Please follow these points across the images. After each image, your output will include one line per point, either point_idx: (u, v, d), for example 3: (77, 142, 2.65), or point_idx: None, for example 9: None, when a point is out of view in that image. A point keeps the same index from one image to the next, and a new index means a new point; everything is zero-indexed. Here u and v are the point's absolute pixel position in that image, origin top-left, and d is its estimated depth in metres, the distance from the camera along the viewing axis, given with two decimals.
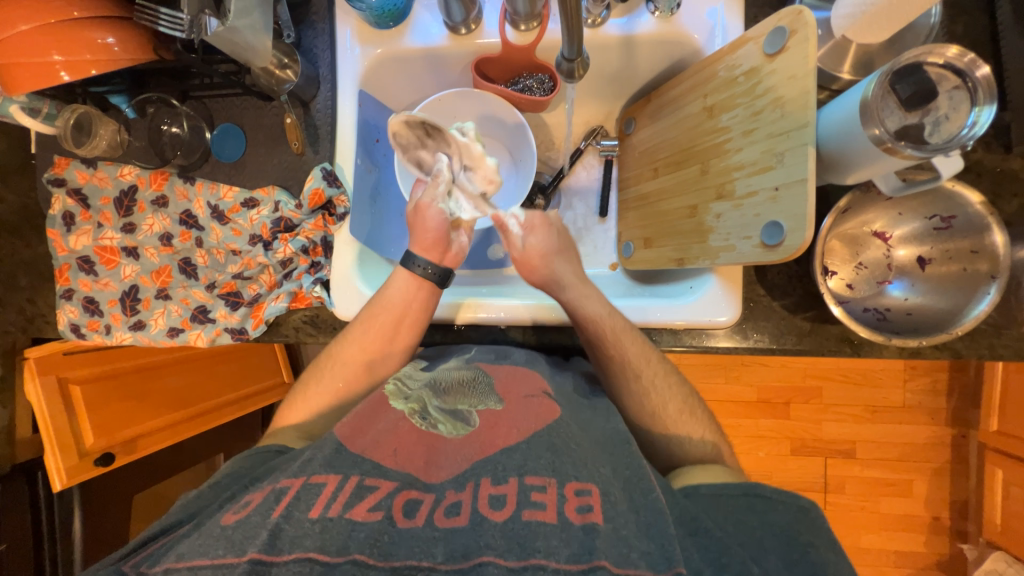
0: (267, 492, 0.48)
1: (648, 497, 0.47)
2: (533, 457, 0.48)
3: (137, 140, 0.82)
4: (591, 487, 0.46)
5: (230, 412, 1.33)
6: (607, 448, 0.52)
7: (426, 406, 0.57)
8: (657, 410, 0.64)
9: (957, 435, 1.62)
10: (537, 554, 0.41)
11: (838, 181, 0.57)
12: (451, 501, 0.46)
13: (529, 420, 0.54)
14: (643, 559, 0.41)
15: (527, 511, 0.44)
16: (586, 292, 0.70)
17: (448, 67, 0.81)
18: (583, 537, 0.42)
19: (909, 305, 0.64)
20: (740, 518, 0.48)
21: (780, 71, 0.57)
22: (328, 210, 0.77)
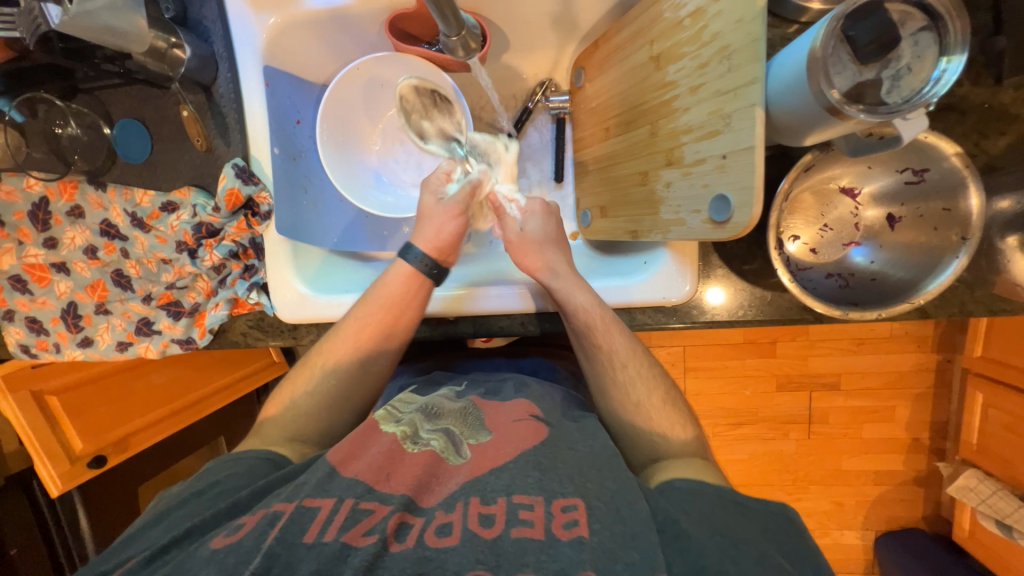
0: (260, 515, 0.46)
1: (632, 506, 0.47)
2: (520, 477, 0.49)
3: (36, 150, 0.75)
4: (576, 501, 0.46)
5: (216, 400, 1.32)
6: (579, 461, 0.52)
7: (418, 430, 0.56)
8: (641, 401, 0.62)
9: (942, 360, 1.62)
10: (525, 568, 0.41)
11: (794, 143, 0.49)
12: (442, 523, 0.45)
13: (515, 442, 0.54)
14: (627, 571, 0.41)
15: (516, 529, 0.44)
16: (574, 280, 0.66)
17: (361, 28, 0.71)
18: (569, 553, 0.42)
19: (874, 269, 0.59)
20: (710, 513, 0.49)
21: (726, 13, 0.48)
22: (251, 210, 0.71)
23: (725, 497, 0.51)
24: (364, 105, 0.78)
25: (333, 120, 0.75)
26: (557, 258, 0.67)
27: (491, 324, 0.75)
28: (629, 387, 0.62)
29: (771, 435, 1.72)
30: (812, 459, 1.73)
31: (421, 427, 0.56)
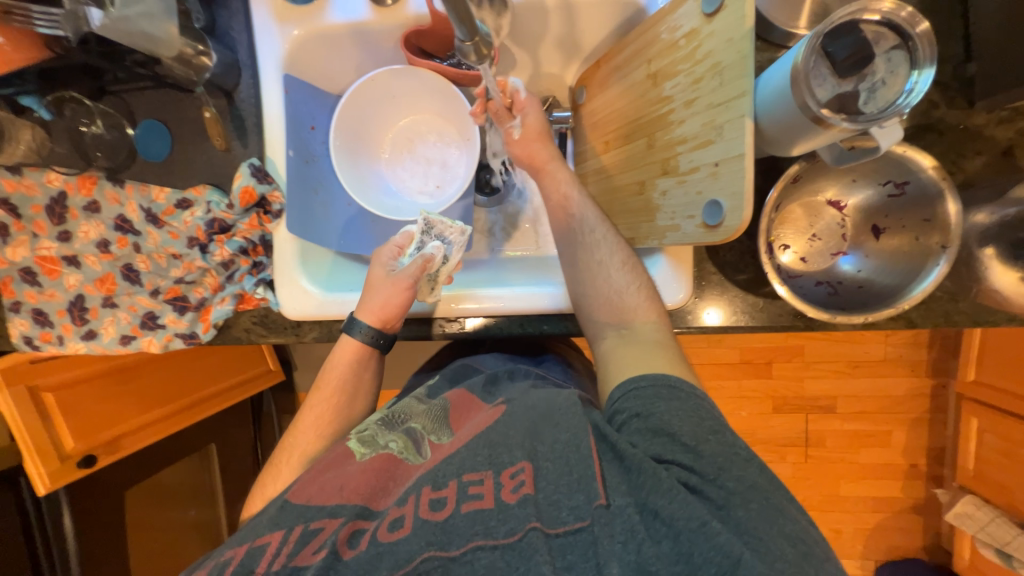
0: (211, 565, 0.47)
1: (579, 451, 0.51)
2: (470, 457, 0.51)
3: (59, 146, 0.77)
4: (523, 464, 0.50)
5: (211, 408, 1.35)
6: (538, 435, 0.53)
7: (378, 437, 0.57)
8: (623, 298, 0.66)
9: (936, 386, 1.63)
10: (476, 538, 0.45)
11: (783, 152, 0.53)
12: (395, 516, 0.47)
13: (473, 431, 0.56)
14: (571, 514, 0.47)
15: (466, 504, 0.47)
16: (564, 174, 0.74)
17: (379, 44, 0.75)
18: (517, 513, 0.46)
19: (860, 278, 0.61)
20: (649, 413, 0.54)
21: (718, 34, 0.52)
22: (263, 208, 0.73)
23: (662, 383, 0.56)
24: (377, 114, 0.82)
25: (348, 128, 0.79)
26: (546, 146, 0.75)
27: (491, 328, 0.76)
28: (599, 260, 0.68)
29: (768, 458, 1.71)
30: (809, 484, 1.72)
31: (380, 433, 0.58)
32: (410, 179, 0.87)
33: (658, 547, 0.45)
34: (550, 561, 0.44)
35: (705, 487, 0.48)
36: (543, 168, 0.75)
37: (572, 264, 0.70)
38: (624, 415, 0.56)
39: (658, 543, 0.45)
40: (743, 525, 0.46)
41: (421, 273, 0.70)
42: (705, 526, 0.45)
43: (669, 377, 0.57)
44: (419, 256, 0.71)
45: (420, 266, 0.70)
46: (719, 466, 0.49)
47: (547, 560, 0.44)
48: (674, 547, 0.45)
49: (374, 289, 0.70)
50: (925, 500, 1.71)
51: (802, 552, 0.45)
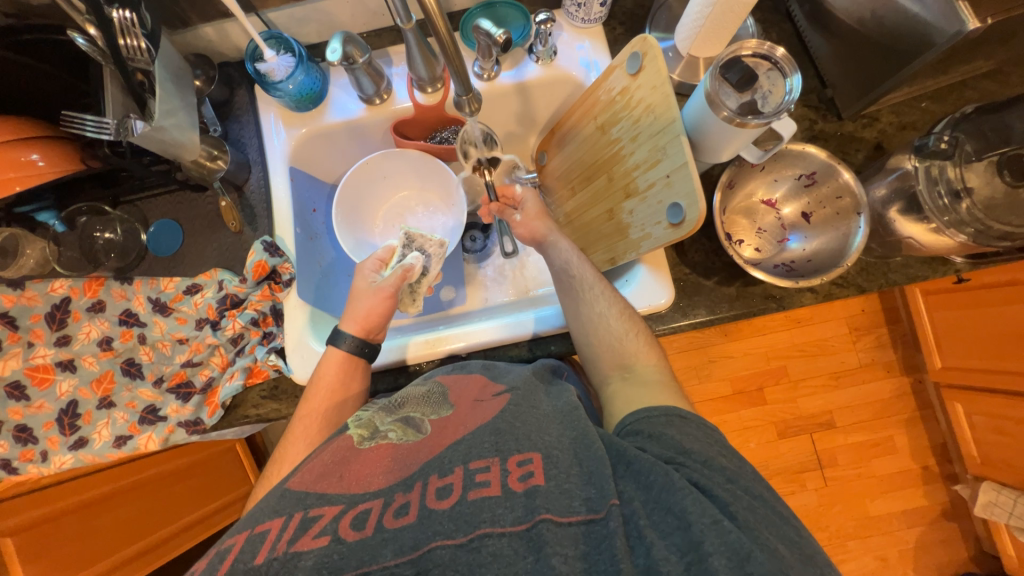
0: (210, 555, 0.43)
1: (590, 450, 0.48)
2: (476, 444, 0.49)
3: (67, 251, 0.82)
4: (532, 456, 0.47)
5: (177, 546, 1.13)
6: (557, 419, 0.53)
7: (376, 426, 0.56)
8: (629, 354, 0.65)
9: (914, 382, 1.71)
10: (483, 525, 0.42)
11: (716, 159, 0.67)
12: (401, 502, 0.45)
13: (482, 417, 0.54)
14: (583, 505, 0.43)
15: (473, 491, 0.44)
16: (565, 243, 0.78)
17: (370, 135, 0.90)
18: (525, 501, 0.43)
19: (807, 252, 0.73)
20: (661, 434, 0.51)
21: (644, 85, 0.69)
22: (274, 279, 0.79)
23: (672, 413, 0.53)
24: (371, 193, 0.94)
25: (346, 206, 0.89)
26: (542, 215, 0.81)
27: (501, 355, 0.79)
28: (601, 311, 0.68)
29: (790, 489, 1.66)
30: (837, 509, 1.66)
31: (378, 422, 0.56)
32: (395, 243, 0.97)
33: (668, 541, 0.41)
34: (562, 551, 0.40)
35: (716, 490, 0.45)
36: (544, 241, 0.79)
37: (573, 318, 0.71)
38: (637, 436, 0.52)
39: (667, 536, 0.41)
40: (747, 523, 0.42)
41: (402, 281, 0.76)
42: (719, 523, 0.41)
43: (679, 408, 0.55)
44: (400, 267, 0.77)
45: (402, 276, 0.76)
46: (724, 473, 0.47)
47: (558, 551, 0.40)
48: (684, 537, 0.41)
49: (358, 299, 0.75)
50: (950, 503, 1.67)
51: (800, 559, 0.42)
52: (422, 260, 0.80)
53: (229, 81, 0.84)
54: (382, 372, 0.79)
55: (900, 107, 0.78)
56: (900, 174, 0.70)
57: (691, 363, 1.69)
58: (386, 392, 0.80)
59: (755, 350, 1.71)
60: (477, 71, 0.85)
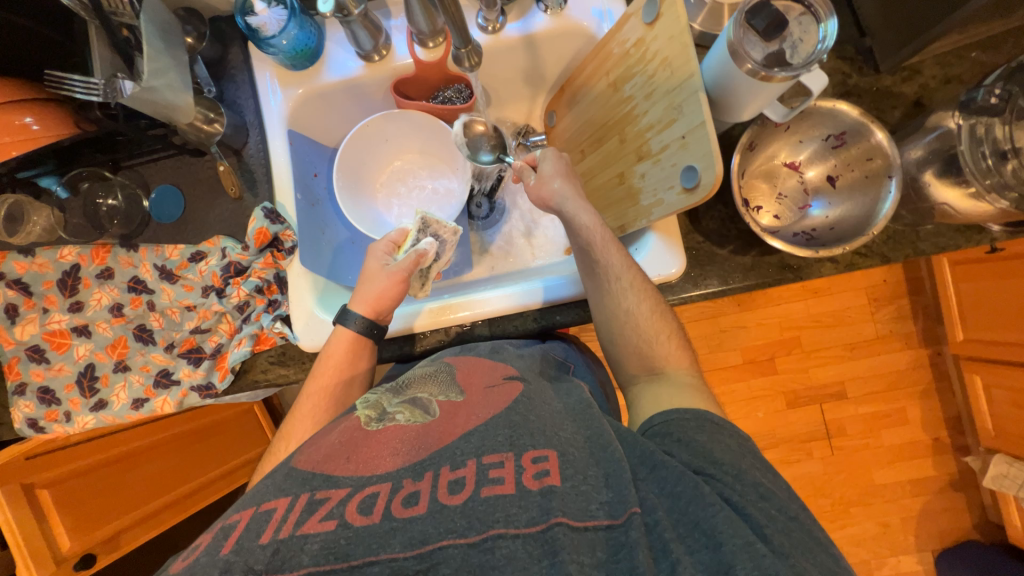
0: (215, 532, 0.42)
1: (607, 451, 0.47)
2: (490, 437, 0.47)
3: (73, 218, 0.82)
4: (547, 453, 0.45)
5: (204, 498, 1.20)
6: (571, 417, 0.53)
7: (384, 408, 0.55)
8: (654, 357, 0.64)
9: (933, 354, 1.66)
10: (497, 525, 0.39)
11: (736, 118, 0.63)
12: (410, 491, 0.43)
13: (492, 407, 0.52)
14: (602, 509, 0.41)
15: (486, 488, 0.42)
16: (587, 216, 0.70)
17: (370, 95, 0.86)
18: (540, 501, 0.41)
19: (830, 220, 0.69)
20: (690, 440, 0.50)
21: (661, 35, 0.63)
22: (276, 247, 0.79)
23: (704, 418, 0.52)
24: (373, 158, 0.91)
25: (347, 171, 0.87)
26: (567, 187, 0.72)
27: (506, 326, 0.79)
28: (628, 309, 0.66)
29: (796, 457, 1.67)
30: (843, 477, 1.67)
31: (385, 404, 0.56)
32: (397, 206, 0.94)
33: (694, 557, 0.40)
34: (578, 559, 0.38)
35: (750, 509, 0.43)
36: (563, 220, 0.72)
37: (599, 312, 0.69)
38: (664, 438, 0.51)
39: (694, 552, 0.40)
40: (783, 548, 0.40)
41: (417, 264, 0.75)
42: (752, 545, 0.39)
43: (710, 413, 0.53)
44: (413, 251, 0.73)
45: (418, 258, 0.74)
46: (756, 488, 0.45)
47: (574, 558, 0.38)
48: (712, 556, 0.39)
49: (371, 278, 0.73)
50: (959, 474, 1.66)
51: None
52: (436, 245, 0.76)
53: (221, 37, 0.80)
54: (387, 340, 0.79)
55: (945, 58, 0.71)
56: (940, 134, 0.65)
57: (701, 332, 1.67)
58: (392, 359, 0.80)
59: (768, 320, 1.67)
60: (481, 23, 0.79)
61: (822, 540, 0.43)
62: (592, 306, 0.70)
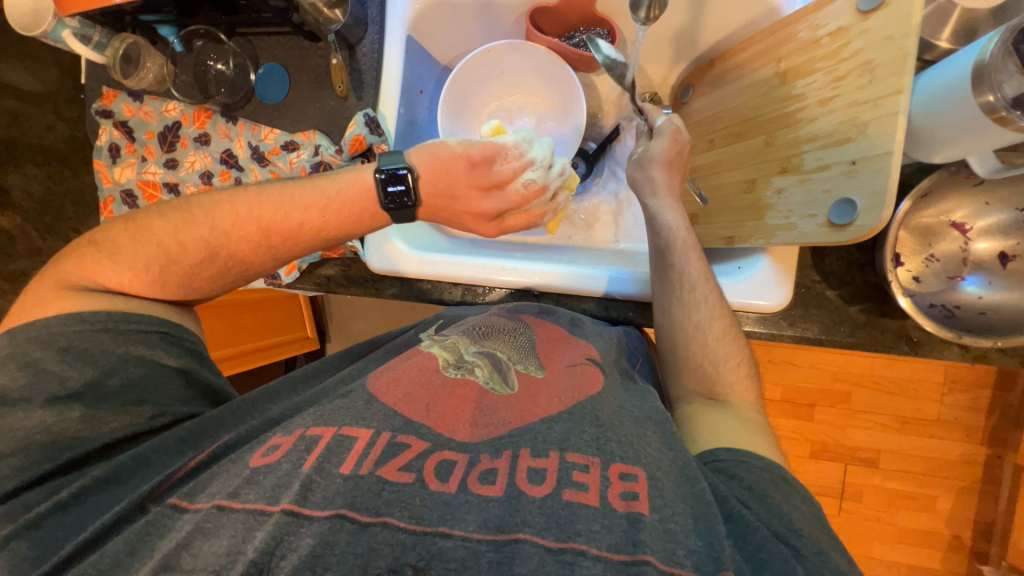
0: (297, 437, 0.44)
1: (695, 489, 0.42)
2: (575, 432, 0.44)
3: (182, 75, 0.81)
4: (636, 471, 0.41)
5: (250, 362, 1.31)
6: (654, 428, 0.47)
7: (460, 355, 0.54)
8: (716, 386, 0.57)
9: (992, 456, 1.52)
10: (578, 539, 0.36)
11: (923, 158, 0.52)
12: (488, 468, 0.41)
13: (573, 392, 0.50)
14: (689, 558, 0.36)
15: (569, 491, 0.39)
16: (673, 214, 0.66)
17: (500, 17, 0.77)
18: (626, 527, 0.37)
19: (982, 302, 0.58)
20: (765, 494, 0.44)
21: (874, 31, 0.51)
22: (367, 158, 0.75)
23: (779, 474, 0.46)
24: (481, 87, 0.84)
25: (456, 94, 0.81)
26: (663, 178, 0.68)
27: (572, 305, 0.75)
28: (698, 323, 0.60)
29: None
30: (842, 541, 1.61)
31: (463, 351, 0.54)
32: None
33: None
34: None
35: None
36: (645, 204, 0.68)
37: (663, 319, 0.62)
38: (734, 482, 0.45)
39: None
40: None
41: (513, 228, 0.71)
42: None
43: (785, 470, 0.47)
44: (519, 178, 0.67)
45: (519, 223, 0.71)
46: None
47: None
48: None
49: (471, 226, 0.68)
50: (963, 575, 1.58)
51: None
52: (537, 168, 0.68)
53: None
54: (449, 283, 0.77)
55: None
56: None
57: None
58: (451, 303, 0.78)
59: (825, 367, 1.55)
60: None
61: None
62: (655, 311, 0.64)
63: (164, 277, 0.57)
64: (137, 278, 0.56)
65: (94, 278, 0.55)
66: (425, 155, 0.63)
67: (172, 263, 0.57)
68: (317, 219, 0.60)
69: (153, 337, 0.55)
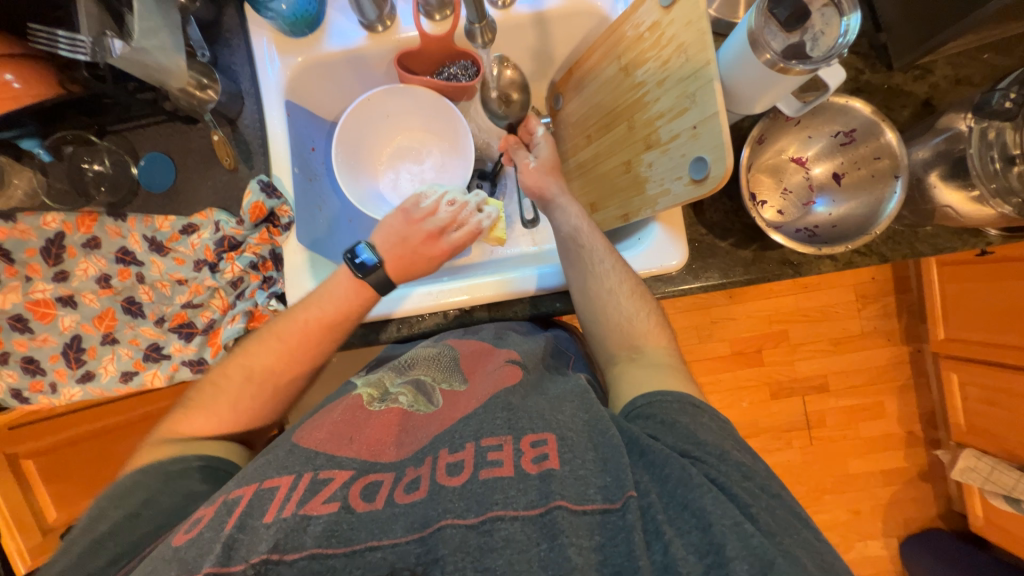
0: (217, 504, 0.45)
1: (605, 436, 0.49)
2: (488, 420, 0.52)
3: (57, 182, 0.78)
4: (546, 436, 0.49)
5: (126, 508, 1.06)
6: (571, 400, 0.55)
7: (386, 389, 0.60)
8: (634, 340, 0.62)
9: (914, 351, 1.71)
10: (496, 508, 0.43)
11: (748, 111, 0.62)
12: (412, 477, 0.47)
13: (490, 387, 0.58)
14: (599, 494, 0.45)
15: (485, 470, 0.46)
16: (574, 209, 0.76)
17: (372, 67, 0.83)
18: (540, 484, 0.45)
19: (833, 218, 0.69)
20: (674, 422, 0.51)
21: (678, 20, 0.61)
22: (272, 223, 0.76)
23: (687, 401, 0.53)
24: (371, 132, 0.88)
25: (347, 145, 0.84)
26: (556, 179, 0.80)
27: (505, 311, 0.79)
28: (610, 287, 0.66)
29: (776, 446, 1.71)
30: (819, 467, 1.72)
31: (388, 385, 0.61)
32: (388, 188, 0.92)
33: (686, 539, 0.43)
34: (577, 542, 0.42)
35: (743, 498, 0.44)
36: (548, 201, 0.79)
37: (580, 293, 0.68)
38: (649, 421, 0.52)
39: (684, 535, 0.43)
40: (769, 528, 0.44)
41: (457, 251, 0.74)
42: (740, 525, 0.42)
43: (693, 397, 0.54)
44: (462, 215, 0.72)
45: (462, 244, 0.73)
46: (739, 466, 0.48)
47: (574, 541, 0.42)
48: (703, 537, 0.42)
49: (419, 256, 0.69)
50: (927, 465, 1.73)
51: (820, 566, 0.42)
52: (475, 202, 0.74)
53: None
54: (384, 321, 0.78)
55: (957, 59, 0.71)
56: (949, 136, 0.64)
57: (694, 323, 1.69)
58: (389, 340, 0.79)
59: (758, 313, 1.69)
60: None
61: (805, 519, 0.47)
62: (573, 288, 0.69)
63: (218, 410, 0.59)
64: (200, 421, 0.59)
65: (172, 431, 0.58)
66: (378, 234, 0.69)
67: (224, 397, 0.60)
68: (318, 313, 0.64)
69: (193, 470, 0.55)
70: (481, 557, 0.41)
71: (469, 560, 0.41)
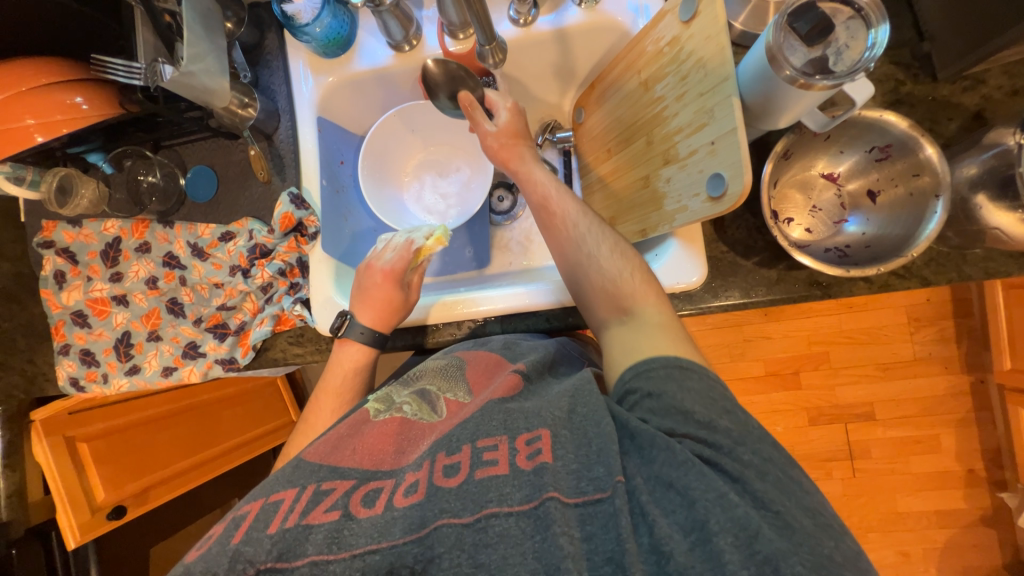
0: (228, 521, 0.48)
1: (599, 426, 0.49)
2: (485, 421, 0.52)
3: (116, 193, 0.86)
4: (540, 432, 0.49)
5: (165, 494, 1.11)
6: (566, 392, 0.54)
7: (391, 399, 0.62)
8: (625, 302, 0.62)
9: (975, 381, 1.55)
10: (491, 505, 0.44)
11: (772, 126, 0.60)
12: (411, 481, 0.48)
13: (490, 395, 0.58)
14: (591, 485, 0.45)
15: (481, 470, 0.47)
16: (540, 174, 0.74)
17: (399, 85, 0.86)
18: (533, 478, 0.45)
19: (867, 238, 0.65)
20: (661, 392, 0.51)
21: (697, 35, 0.60)
22: (300, 232, 0.81)
23: (672, 364, 0.53)
24: (397, 147, 0.92)
25: (373, 159, 0.88)
26: (525, 149, 0.77)
27: (518, 323, 0.79)
28: (590, 252, 0.66)
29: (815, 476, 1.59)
30: (863, 502, 1.58)
31: (395, 394, 0.62)
32: (413, 204, 0.96)
33: (671, 518, 0.43)
34: (568, 531, 0.42)
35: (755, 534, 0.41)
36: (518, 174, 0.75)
37: (562, 261, 0.69)
38: (636, 397, 0.53)
39: (669, 514, 0.43)
40: (760, 495, 0.44)
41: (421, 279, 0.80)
42: (724, 496, 0.43)
43: (680, 359, 0.54)
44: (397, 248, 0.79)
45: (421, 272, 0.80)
46: (731, 436, 0.48)
47: (565, 530, 0.42)
48: (688, 515, 0.43)
49: (372, 289, 0.75)
50: (991, 508, 1.56)
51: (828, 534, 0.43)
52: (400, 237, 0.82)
53: (258, 23, 0.82)
54: (399, 330, 0.80)
55: (1015, 68, 0.66)
56: (999, 152, 0.59)
57: (724, 342, 1.62)
58: (404, 348, 0.81)
59: (796, 332, 1.60)
60: (512, 15, 0.78)
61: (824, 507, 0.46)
62: (554, 258, 0.70)
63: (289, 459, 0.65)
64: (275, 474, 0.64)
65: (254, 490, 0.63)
66: (359, 302, 0.76)
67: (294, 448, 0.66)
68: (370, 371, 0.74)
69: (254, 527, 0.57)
70: (476, 553, 0.43)
71: (465, 557, 0.43)
